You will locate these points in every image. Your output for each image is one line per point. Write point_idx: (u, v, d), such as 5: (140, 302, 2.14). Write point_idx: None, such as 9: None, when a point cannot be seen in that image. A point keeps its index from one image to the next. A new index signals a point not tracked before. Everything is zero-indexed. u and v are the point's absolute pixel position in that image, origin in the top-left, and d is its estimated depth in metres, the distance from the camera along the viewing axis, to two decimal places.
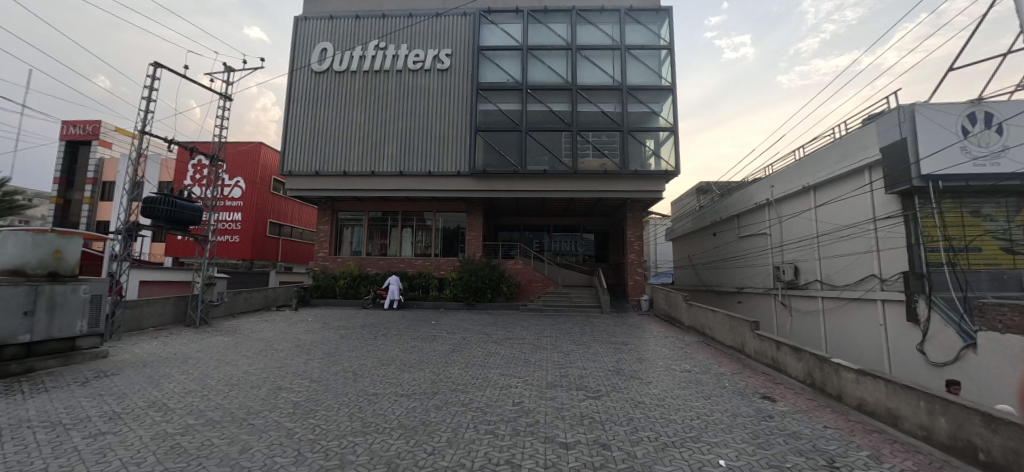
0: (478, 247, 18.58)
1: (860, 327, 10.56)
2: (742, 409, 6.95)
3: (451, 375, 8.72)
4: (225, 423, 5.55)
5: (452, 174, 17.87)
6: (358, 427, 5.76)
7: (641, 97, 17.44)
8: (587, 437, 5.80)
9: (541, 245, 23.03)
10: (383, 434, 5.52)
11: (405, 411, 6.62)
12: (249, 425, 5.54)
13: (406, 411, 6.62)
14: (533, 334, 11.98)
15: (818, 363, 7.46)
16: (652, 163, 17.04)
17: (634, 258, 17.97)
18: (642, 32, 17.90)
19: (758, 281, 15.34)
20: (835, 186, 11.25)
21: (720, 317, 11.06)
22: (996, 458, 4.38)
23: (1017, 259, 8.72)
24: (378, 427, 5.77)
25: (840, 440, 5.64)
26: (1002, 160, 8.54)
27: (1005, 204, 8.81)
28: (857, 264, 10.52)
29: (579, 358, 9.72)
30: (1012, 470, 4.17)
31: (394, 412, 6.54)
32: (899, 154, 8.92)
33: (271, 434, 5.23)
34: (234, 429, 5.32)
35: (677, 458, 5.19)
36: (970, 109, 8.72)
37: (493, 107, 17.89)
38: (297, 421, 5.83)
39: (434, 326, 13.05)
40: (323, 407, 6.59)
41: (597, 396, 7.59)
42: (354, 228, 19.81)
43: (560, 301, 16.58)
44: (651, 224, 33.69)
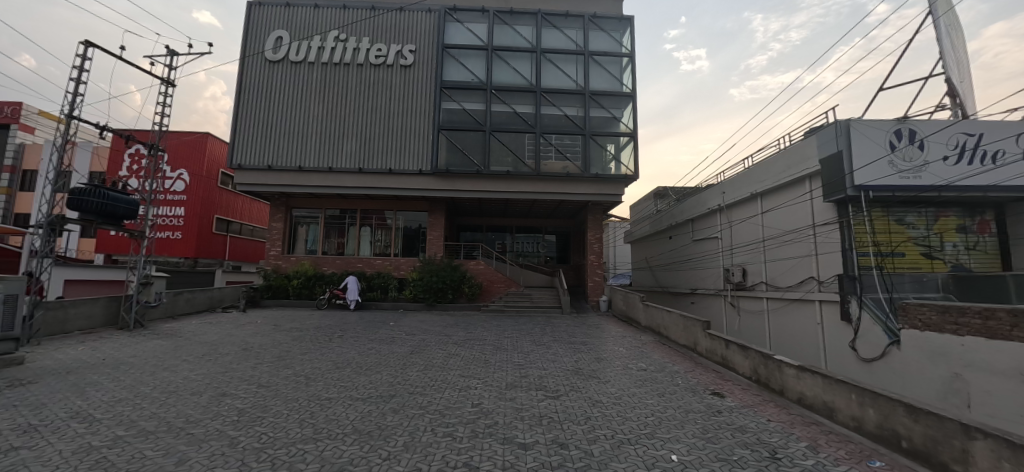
0: (440, 247, 18.29)
1: (800, 325, 11.25)
2: (693, 405, 7.21)
3: (409, 377, 8.50)
4: (160, 434, 5.11)
5: (414, 173, 17.53)
6: (309, 433, 5.48)
7: (603, 102, 17.89)
8: (545, 437, 5.81)
9: (503, 245, 23.11)
10: (335, 440, 5.27)
11: (359, 415, 6.36)
12: (188, 434, 5.14)
13: (359, 415, 6.36)
14: (494, 334, 11.94)
15: (763, 360, 7.87)
16: (612, 167, 17.48)
17: (594, 259, 18.32)
18: (606, 39, 18.39)
19: (709, 282, 16.04)
20: (779, 193, 11.95)
21: (674, 317, 11.43)
22: (917, 444, 4.80)
23: (934, 263, 9.79)
24: (331, 434, 5.52)
25: (781, 433, 5.97)
26: (923, 173, 9.34)
27: (925, 214, 9.85)
28: (798, 267, 11.20)
29: (539, 358, 9.76)
30: (931, 455, 4.59)
31: (349, 416, 6.27)
32: (836, 165, 9.61)
33: (213, 444, 4.89)
34: (171, 440, 4.91)
35: (632, 455, 5.29)
36: (897, 126, 9.49)
37: (457, 106, 17.78)
38: (241, 430, 5.47)
39: (392, 327, 12.73)
40: (270, 414, 6.22)
41: (556, 395, 7.65)
42: (310, 225, 19.07)
43: (522, 302, 16.64)
44: (610, 227, 34.59)
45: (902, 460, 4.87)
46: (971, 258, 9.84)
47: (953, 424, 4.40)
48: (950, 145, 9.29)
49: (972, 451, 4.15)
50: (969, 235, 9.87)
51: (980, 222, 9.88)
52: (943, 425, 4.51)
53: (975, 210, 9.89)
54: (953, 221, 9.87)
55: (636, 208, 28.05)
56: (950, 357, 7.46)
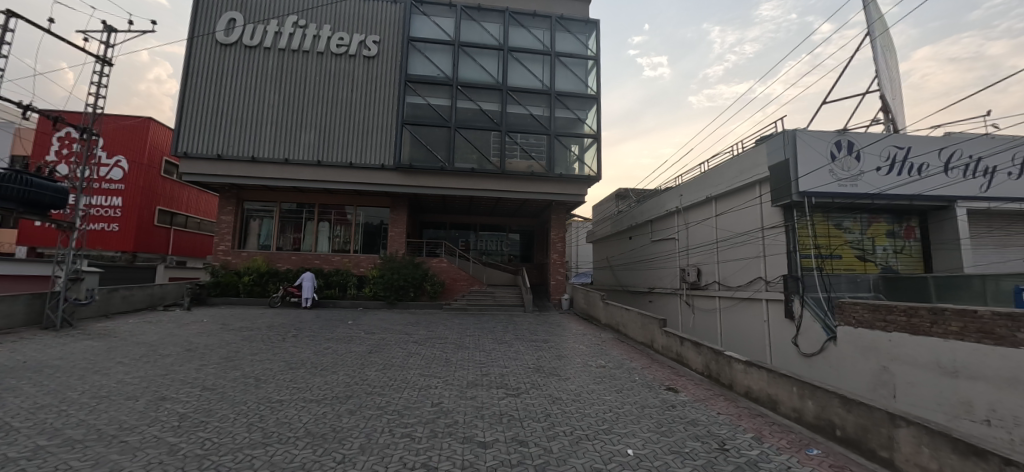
0: (402, 244, 17.91)
1: (749, 323, 11.87)
2: (649, 400, 7.42)
3: (367, 378, 8.24)
4: (89, 442, 4.69)
5: (376, 167, 17.11)
6: (258, 438, 5.19)
7: (568, 103, 18.16)
8: (505, 435, 5.80)
9: (467, 244, 22.93)
10: (285, 444, 5.02)
11: (313, 418, 6.10)
12: (121, 442, 4.74)
13: (312, 418, 6.09)
14: (456, 333, 11.81)
15: (714, 356, 8.22)
16: (576, 168, 17.80)
17: (556, 258, 18.54)
18: (572, 41, 18.70)
19: (666, 282, 16.62)
20: (732, 197, 12.54)
21: (633, 315, 11.74)
22: (850, 432, 5.16)
23: (866, 265, 10.60)
24: (281, 438, 5.25)
25: (730, 425, 6.24)
26: (859, 182, 10.04)
27: (860, 219, 10.63)
28: (748, 267, 11.80)
29: (501, 357, 9.74)
30: (862, 443, 4.95)
31: (301, 419, 5.99)
32: (783, 172, 10.20)
33: (149, 452, 4.53)
34: (101, 449, 4.52)
35: (590, 450, 5.37)
36: (838, 138, 10.14)
37: (422, 101, 17.48)
38: (182, 436, 5.11)
39: (351, 326, 12.34)
40: (215, 418, 5.84)
41: (517, 393, 7.66)
42: (265, 219, 18.26)
43: (484, 300, 16.61)
44: (573, 227, 35.18)
45: (836, 447, 5.21)
46: (899, 261, 10.75)
47: (880, 413, 4.77)
48: (883, 157, 10.07)
49: (897, 437, 4.51)
50: (897, 239, 10.78)
51: (906, 228, 10.82)
52: (872, 414, 4.88)
53: (903, 217, 10.79)
54: (884, 226, 10.73)
55: (598, 209, 28.64)
56: (879, 351, 8.26)
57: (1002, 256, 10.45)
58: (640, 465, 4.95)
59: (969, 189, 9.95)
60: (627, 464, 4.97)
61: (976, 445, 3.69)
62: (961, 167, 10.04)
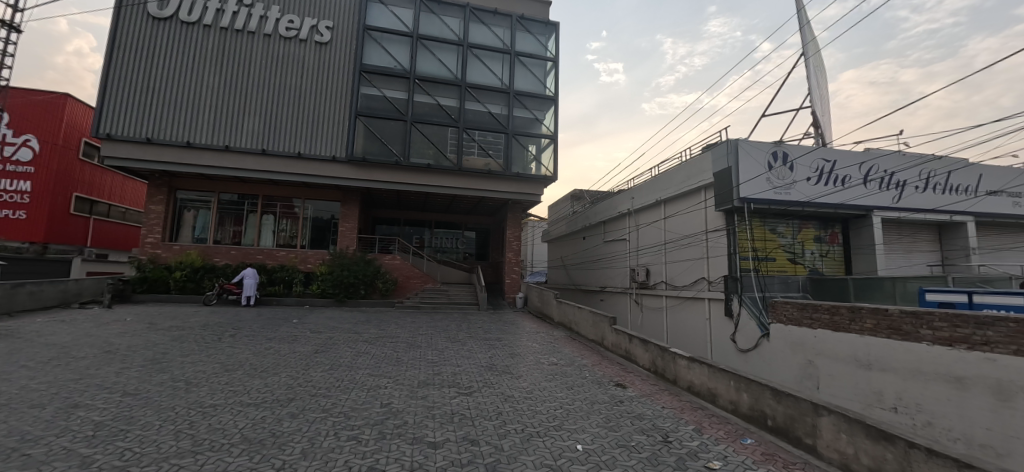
0: (353, 239, 17.29)
1: (692, 320, 12.51)
2: (599, 396, 7.59)
3: (312, 379, 7.85)
4: None
5: (327, 159, 16.44)
6: (187, 446, 4.79)
7: (526, 103, 18.35)
8: (456, 435, 5.71)
9: (421, 241, 22.53)
10: (218, 452, 4.66)
11: (250, 423, 5.71)
12: (21, 456, 4.20)
13: (249, 423, 5.70)
14: (408, 331, 11.55)
15: (660, 352, 8.55)
16: (532, 168, 18.03)
17: (512, 257, 18.64)
18: (531, 42, 18.94)
19: (617, 281, 17.17)
20: (680, 201, 13.15)
21: (585, 313, 11.99)
22: (779, 422, 5.54)
23: (796, 267, 11.45)
24: (214, 445, 4.87)
25: (673, 418, 6.51)
26: (792, 190, 10.81)
27: (791, 225, 11.50)
28: (692, 268, 12.42)
29: (454, 356, 9.62)
30: (789, 431, 5.34)
31: (237, 425, 5.59)
32: (727, 179, 10.82)
33: (55, 465, 4.05)
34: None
35: (540, 447, 5.40)
36: (775, 149, 10.86)
37: (378, 93, 16.98)
38: (97, 446, 4.61)
39: (295, 324, 11.74)
40: (137, 426, 5.32)
41: (469, 392, 7.58)
42: (201, 211, 17.03)
43: (438, 298, 16.40)
44: (529, 226, 35.50)
45: (767, 436, 5.57)
46: (824, 264, 11.70)
47: (805, 403, 5.17)
48: (812, 168, 10.95)
49: (819, 425, 4.90)
50: (822, 244, 11.75)
51: (831, 234, 11.81)
52: (799, 404, 5.26)
53: (828, 224, 11.78)
54: (812, 231, 11.67)
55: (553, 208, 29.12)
56: (806, 346, 9.13)
57: (907, 261, 11.71)
58: (588, 460, 5.03)
59: (883, 200, 11.06)
60: (576, 459, 5.04)
61: (886, 431, 4.12)
62: (878, 180, 11.12)
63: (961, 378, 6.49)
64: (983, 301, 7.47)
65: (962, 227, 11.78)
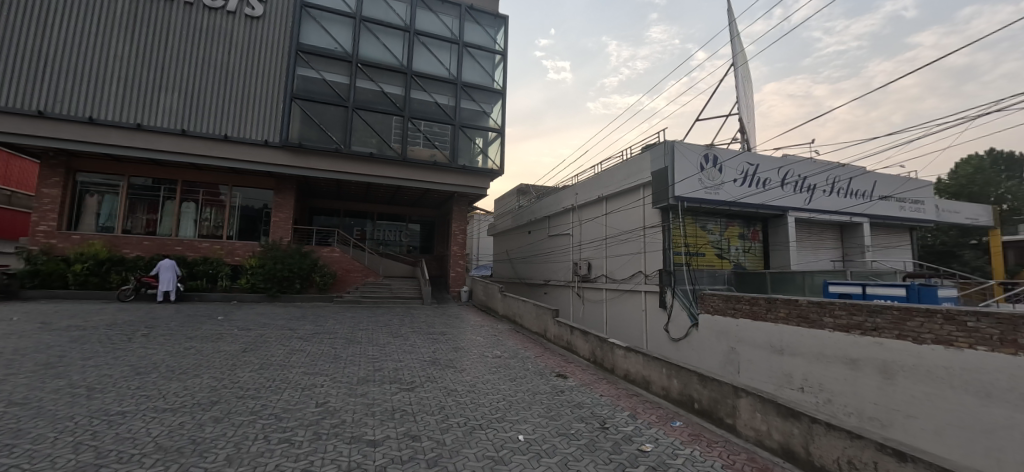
0: (287, 231, 16.29)
1: (628, 311, 13.15)
2: (540, 387, 7.77)
3: (238, 379, 7.32)
4: None
5: (258, 143, 15.32)
6: (87, 459, 4.27)
7: (474, 95, 18.25)
8: (397, 431, 5.58)
9: (362, 233, 21.72)
10: (127, 464, 4.20)
11: (165, 430, 5.20)
12: None
13: (165, 430, 5.19)
14: (346, 327, 11.12)
15: (599, 343, 8.89)
16: (479, 160, 18.01)
17: (457, 250, 18.51)
18: (480, 33, 18.84)
19: (560, 275, 17.63)
20: (619, 198, 13.71)
21: (528, 306, 12.19)
22: (704, 404, 5.97)
23: (722, 262, 12.35)
24: (121, 456, 4.38)
25: (610, 406, 6.79)
26: (720, 190, 11.61)
27: (719, 223, 12.41)
28: (631, 262, 13.03)
29: (395, 351, 9.39)
30: (713, 412, 5.77)
31: (149, 433, 5.08)
32: (663, 179, 11.41)
33: None
34: None
35: (482, 439, 5.41)
36: (707, 152, 11.61)
37: (316, 76, 16.07)
38: None
39: (221, 322, 10.89)
40: (26, 439, 4.67)
41: (411, 387, 7.44)
42: (106, 196, 15.25)
43: (379, 292, 15.95)
44: (475, 220, 35.35)
45: (694, 419, 5.98)
46: (746, 259, 12.74)
47: (726, 387, 5.62)
48: (738, 171, 11.85)
49: (739, 406, 5.34)
50: (745, 241, 12.78)
51: (753, 231, 12.88)
52: (722, 388, 5.69)
53: (750, 222, 12.83)
54: (737, 229, 12.65)
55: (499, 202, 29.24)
56: (729, 334, 9.93)
57: (815, 257, 13.04)
58: (529, 449, 5.13)
59: (797, 202, 12.24)
60: (518, 449, 5.12)
61: (793, 409, 4.59)
62: (793, 183, 12.27)
63: (855, 360, 7.46)
64: (874, 292, 8.63)
65: (859, 228, 13.34)
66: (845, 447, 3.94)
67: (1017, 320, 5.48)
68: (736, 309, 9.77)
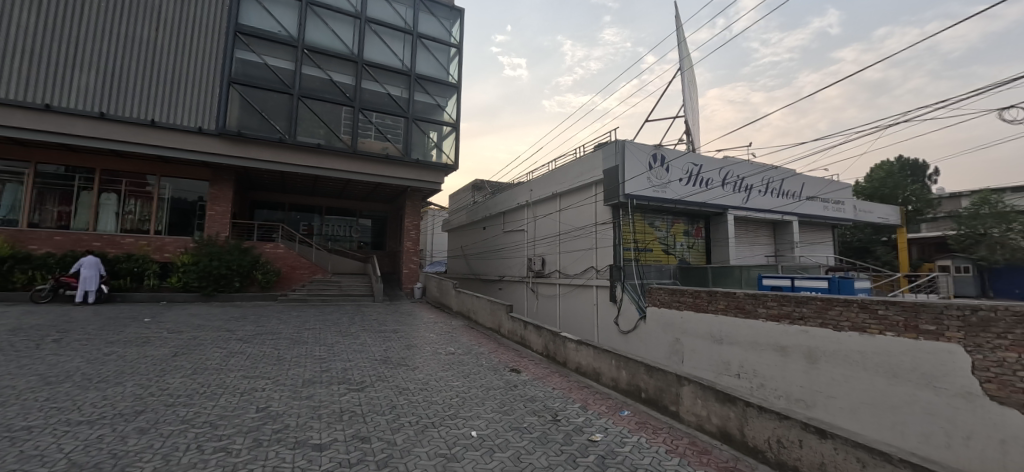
0: (225, 225, 15.24)
1: (580, 306, 13.50)
2: (494, 382, 7.80)
3: (167, 386, 6.76)
4: None
5: (192, 130, 14.19)
6: None
7: (428, 88, 17.94)
8: (345, 434, 5.39)
9: (309, 228, 20.76)
10: None
11: (81, 444, 4.71)
12: None
13: (80, 445, 4.70)
14: (291, 327, 10.60)
15: (552, 337, 9.05)
16: (433, 154, 17.77)
17: (410, 246, 18.18)
18: (435, 25, 18.54)
19: (515, 270, 17.77)
20: (572, 195, 14.00)
21: (483, 302, 12.19)
22: (650, 393, 6.24)
23: (668, 257, 12.95)
24: None
25: (562, 398, 6.94)
26: (667, 189, 12.16)
27: (665, 220, 13.01)
28: (583, 258, 13.36)
29: (344, 350, 9.07)
30: (658, 400, 6.04)
31: (61, 448, 4.57)
32: (614, 176, 11.76)
33: None
34: None
35: (434, 438, 5.35)
36: (655, 151, 12.10)
37: (258, 60, 15.12)
38: None
39: (148, 324, 10.02)
40: None
41: (360, 387, 7.21)
42: (9, 184, 13.56)
43: (327, 290, 15.37)
44: (430, 215, 34.77)
45: (641, 408, 6.24)
46: (690, 254, 13.42)
47: (670, 375, 5.92)
48: (683, 171, 12.47)
49: (681, 394, 5.64)
50: (689, 237, 13.46)
51: (696, 228, 13.59)
52: (666, 377, 5.98)
53: (694, 220, 13.54)
54: (682, 226, 13.32)
55: (454, 198, 28.93)
56: (674, 326, 10.44)
57: (751, 252, 13.99)
58: (482, 445, 5.13)
59: (735, 201, 13.09)
60: (470, 446, 5.11)
61: (730, 394, 4.89)
62: (732, 184, 13.10)
63: (784, 347, 8.09)
64: (802, 284, 9.38)
65: (789, 225, 14.45)
66: (776, 427, 4.26)
67: (918, 308, 6.16)
68: (679, 302, 10.35)
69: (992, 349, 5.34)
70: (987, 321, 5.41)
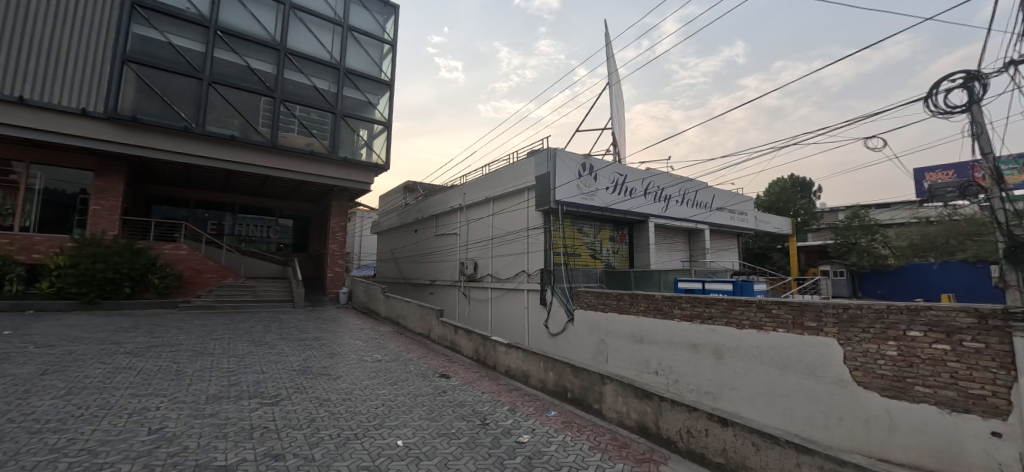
0: (114, 222, 13.40)
1: (511, 309, 13.74)
2: (422, 389, 7.66)
3: (33, 410, 5.78)
4: None
5: (74, 111, 12.33)
6: None
7: (359, 83, 17.21)
8: (256, 452, 4.99)
9: (219, 227, 18.98)
10: None
11: None
12: None
13: None
14: (194, 337, 9.60)
15: (482, 341, 9.10)
16: (362, 153, 17.07)
17: (336, 249, 17.31)
18: (368, 19, 17.86)
19: (447, 274, 17.60)
20: (505, 200, 14.19)
21: (412, 307, 11.93)
22: (576, 393, 6.51)
23: (595, 261, 13.59)
24: None
25: (491, 402, 6.99)
26: (595, 197, 12.77)
27: (593, 226, 13.66)
28: (515, 261, 13.60)
29: (257, 362, 8.39)
30: (583, 399, 6.32)
31: None
32: (546, 183, 12.10)
33: None
34: None
35: (357, 450, 5.14)
36: (584, 161, 12.66)
37: (160, 37, 13.54)
38: None
39: (8, 337, 8.49)
40: None
41: (275, 401, 6.71)
42: None
43: (239, 296, 14.23)
44: (359, 216, 33.25)
45: (568, 407, 6.48)
46: (615, 259, 14.19)
47: (593, 375, 6.21)
48: (610, 180, 13.18)
49: (604, 392, 5.95)
50: (614, 243, 14.23)
51: (621, 234, 14.41)
52: (590, 376, 6.27)
53: (619, 226, 14.35)
54: (608, 232, 14.06)
55: (386, 198, 27.96)
56: (600, 327, 10.99)
57: (669, 257, 15.14)
58: (408, 454, 5.02)
59: (655, 210, 14.14)
60: (396, 455, 4.98)
61: (647, 390, 5.25)
62: (653, 193, 14.13)
63: (695, 345, 8.85)
64: (711, 287, 10.40)
65: (701, 233, 15.86)
66: (686, 419, 4.65)
67: (803, 307, 7.05)
68: (602, 304, 10.95)
69: (858, 341, 6.34)
70: (855, 317, 6.41)
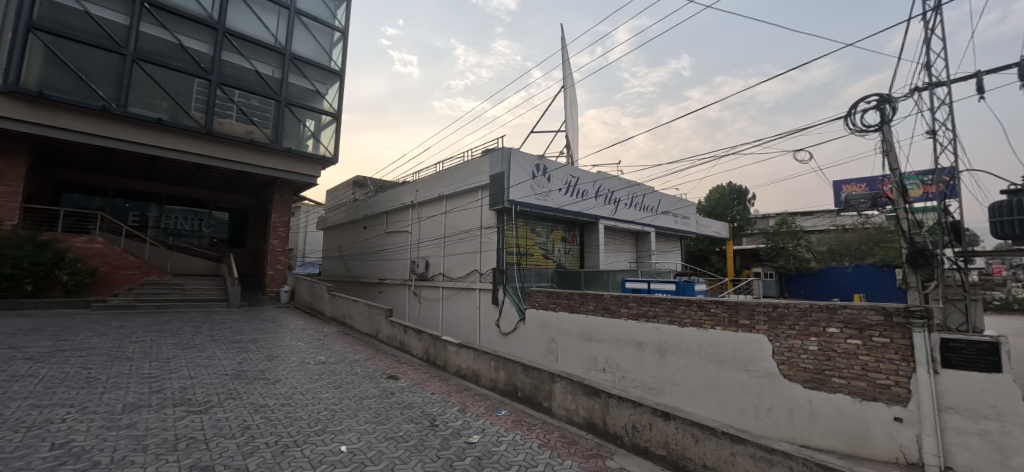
0: (14, 212, 11.83)
1: (462, 308, 13.66)
2: (369, 391, 7.40)
3: None
4: None
5: None
6: None
7: (306, 71, 16.43)
8: (181, 465, 4.59)
9: (141, 219, 17.39)
10: None
11: None
12: None
13: None
14: (109, 341, 8.69)
15: (432, 342, 8.95)
16: (308, 144, 16.31)
17: (277, 245, 16.38)
18: (317, 4, 17.11)
19: (397, 273, 17.20)
20: (458, 199, 14.09)
21: (360, 306, 11.52)
22: (526, 392, 6.57)
23: (547, 261, 13.82)
24: None
25: (440, 403, 6.89)
26: (548, 197, 12.99)
27: (546, 226, 13.89)
28: (467, 260, 13.54)
29: (184, 366, 7.73)
30: (533, 398, 6.38)
31: None
32: (500, 183, 12.15)
33: None
34: None
35: (297, 458, 4.88)
36: (538, 162, 12.86)
37: (76, 6, 12.22)
38: None
39: None
40: None
41: (204, 408, 6.21)
42: None
43: (165, 295, 13.12)
44: (304, 211, 31.62)
45: (518, 406, 6.52)
46: (566, 259, 14.52)
47: (543, 373, 6.30)
48: (562, 182, 13.47)
49: (553, 390, 6.05)
50: (566, 243, 14.55)
51: (572, 235, 14.76)
52: (540, 375, 6.35)
53: (571, 227, 14.70)
54: (560, 233, 14.36)
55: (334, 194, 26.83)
56: (550, 326, 11.18)
57: (617, 258, 15.70)
58: (352, 460, 4.83)
59: (605, 212, 14.60)
60: (338, 462, 4.77)
61: (595, 387, 5.40)
62: (603, 196, 14.59)
63: (640, 343, 9.21)
64: (655, 287, 10.92)
65: (647, 235, 16.60)
66: (632, 413, 4.83)
67: (738, 306, 7.54)
68: (552, 303, 11.15)
69: (785, 337, 6.87)
70: (783, 315, 6.93)
